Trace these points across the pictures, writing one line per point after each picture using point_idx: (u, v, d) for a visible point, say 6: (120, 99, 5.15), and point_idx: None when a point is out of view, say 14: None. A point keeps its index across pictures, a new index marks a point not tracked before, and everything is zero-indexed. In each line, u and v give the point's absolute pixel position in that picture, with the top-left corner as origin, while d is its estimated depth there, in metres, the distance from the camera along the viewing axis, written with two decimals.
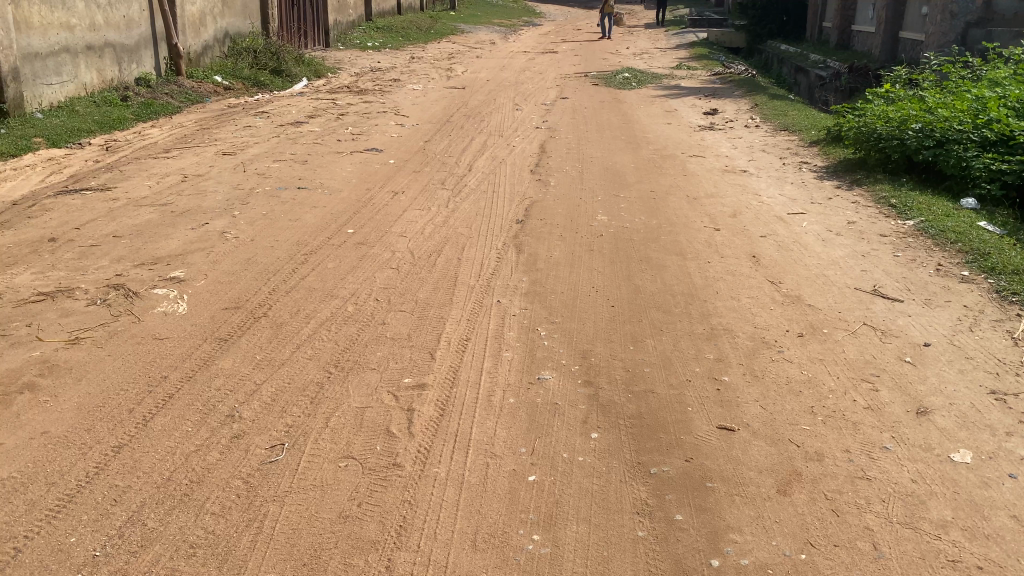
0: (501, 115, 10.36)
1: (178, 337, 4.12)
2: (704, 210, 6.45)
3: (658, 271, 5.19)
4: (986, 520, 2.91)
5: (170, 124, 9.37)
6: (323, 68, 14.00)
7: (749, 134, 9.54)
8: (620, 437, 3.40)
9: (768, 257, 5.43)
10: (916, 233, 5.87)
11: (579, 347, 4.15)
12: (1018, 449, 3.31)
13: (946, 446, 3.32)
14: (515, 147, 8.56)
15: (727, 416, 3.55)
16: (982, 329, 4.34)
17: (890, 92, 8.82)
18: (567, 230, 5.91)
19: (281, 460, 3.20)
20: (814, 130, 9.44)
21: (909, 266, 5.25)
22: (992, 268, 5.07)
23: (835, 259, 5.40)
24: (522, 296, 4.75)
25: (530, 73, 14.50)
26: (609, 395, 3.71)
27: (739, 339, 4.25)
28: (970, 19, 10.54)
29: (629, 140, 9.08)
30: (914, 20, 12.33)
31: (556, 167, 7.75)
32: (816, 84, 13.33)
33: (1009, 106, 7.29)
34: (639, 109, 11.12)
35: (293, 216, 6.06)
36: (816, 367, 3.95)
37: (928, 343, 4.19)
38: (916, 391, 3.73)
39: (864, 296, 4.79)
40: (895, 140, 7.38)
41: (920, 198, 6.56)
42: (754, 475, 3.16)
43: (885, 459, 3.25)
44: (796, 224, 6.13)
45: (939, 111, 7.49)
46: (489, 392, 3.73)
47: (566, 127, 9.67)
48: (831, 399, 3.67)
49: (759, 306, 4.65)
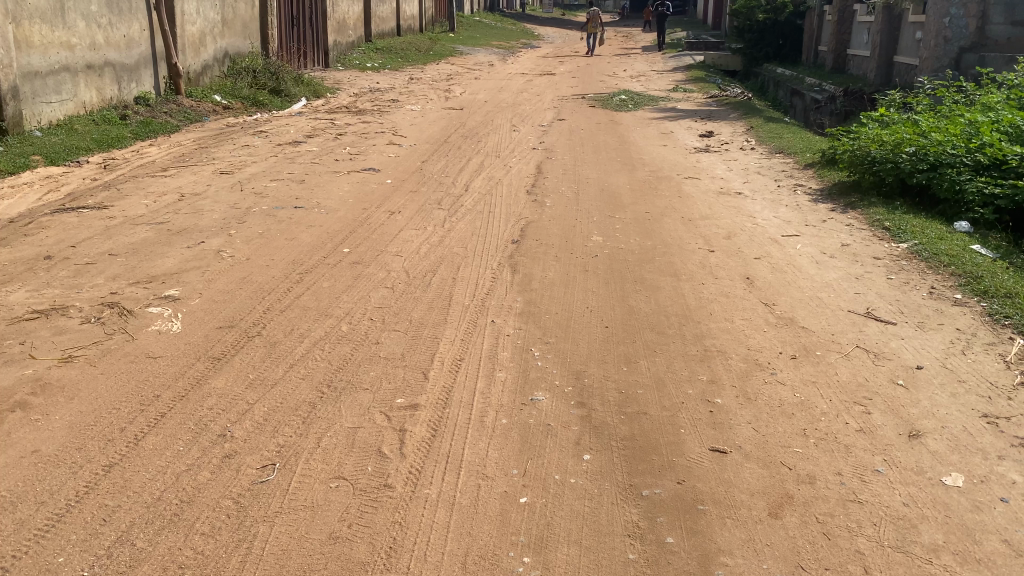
0: (498, 136, 10.43)
1: (171, 356, 4.12)
2: (698, 231, 6.48)
3: (653, 291, 5.21)
4: (978, 544, 2.90)
5: (168, 143, 9.41)
6: (322, 87, 14.10)
7: (744, 156, 9.61)
8: (612, 458, 3.40)
9: (761, 278, 5.45)
10: (909, 256, 5.89)
11: (572, 368, 4.16)
12: (1010, 472, 3.31)
13: (938, 470, 3.32)
14: (512, 167, 8.61)
15: (719, 438, 3.54)
16: (975, 352, 4.35)
17: (883, 116, 8.85)
18: (562, 251, 5.93)
19: (272, 480, 3.19)
20: (809, 152, 9.51)
21: (902, 288, 5.28)
22: (984, 291, 5.10)
23: (829, 281, 5.42)
24: (516, 316, 4.77)
25: (527, 95, 14.60)
26: (602, 416, 3.71)
27: (732, 360, 4.26)
28: (964, 44, 10.64)
29: (625, 161, 9.14)
30: (909, 45, 12.45)
31: (551, 187, 7.79)
32: (811, 107, 13.42)
33: (1002, 130, 7.34)
34: (635, 131, 11.20)
35: (289, 235, 6.07)
36: (809, 390, 3.95)
37: (921, 366, 4.20)
38: (908, 414, 3.74)
39: (858, 319, 4.81)
40: (889, 163, 7.42)
41: (914, 221, 6.59)
42: (746, 497, 3.15)
43: (877, 482, 3.24)
44: (790, 246, 6.17)
45: (933, 135, 7.55)
46: (481, 413, 3.72)
47: (563, 149, 9.73)
48: (823, 422, 3.67)
49: (753, 328, 4.65)
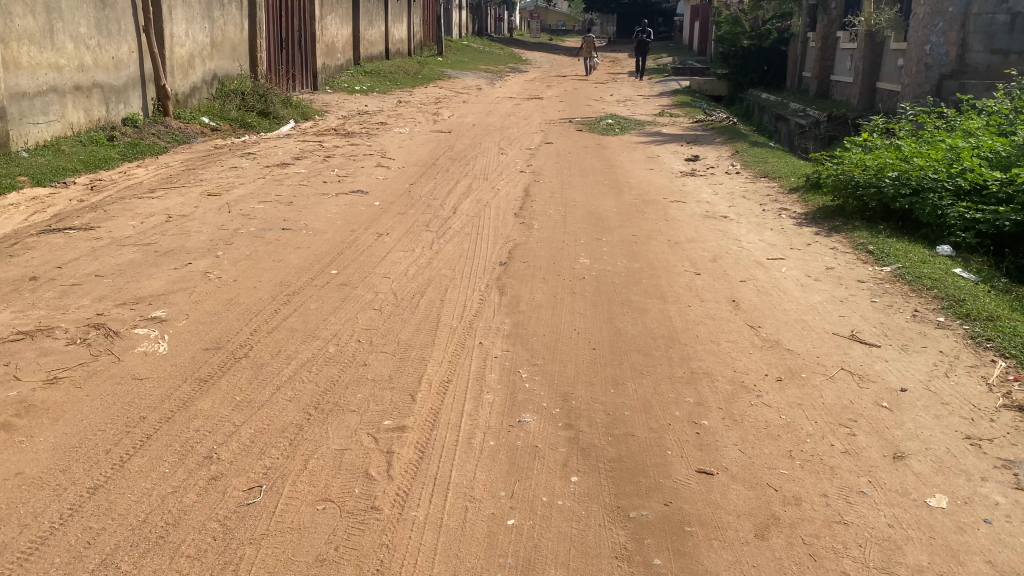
0: (486, 159, 10.49)
1: (157, 377, 4.11)
2: (685, 254, 6.53)
3: (640, 313, 5.24)
4: (962, 565, 2.92)
5: (156, 164, 9.41)
6: (311, 110, 14.14)
7: (730, 180, 9.70)
8: (600, 481, 3.40)
9: (747, 300, 5.50)
10: (893, 279, 5.96)
11: (560, 390, 4.17)
12: (993, 493, 3.34)
13: (922, 491, 3.34)
14: (500, 190, 8.66)
15: (706, 460, 3.56)
16: (958, 374, 4.39)
17: (866, 141, 8.97)
18: (550, 273, 5.96)
19: (258, 502, 3.18)
20: (794, 177, 9.61)
21: (886, 311, 5.34)
22: (967, 314, 5.16)
23: (813, 304, 5.48)
24: (504, 338, 4.78)
25: (515, 118, 14.71)
26: (589, 438, 3.72)
27: (718, 382, 4.28)
28: (944, 71, 10.82)
29: (612, 184, 9.20)
30: (891, 71, 12.64)
31: (539, 210, 7.84)
32: (796, 133, 13.59)
33: (982, 156, 7.45)
34: (622, 155, 11.28)
35: (276, 257, 6.07)
36: (794, 412, 3.98)
37: (905, 389, 4.23)
38: (893, 435, 3.77)
39: (842, 341, 4.85)
40: (872, 187, 7.50)
41: (897, 245, 6.67)
42: (733, 519, 3.16)
43: (862, 503, 3.26)
44: (775, 269, 6.23)
45: (915, 160, 7.64)
46: (469, 434, 3.73)
47: (550, 172, 9.79)
48: (809, 444, 3.69)
49: (739, 350, 4.69)
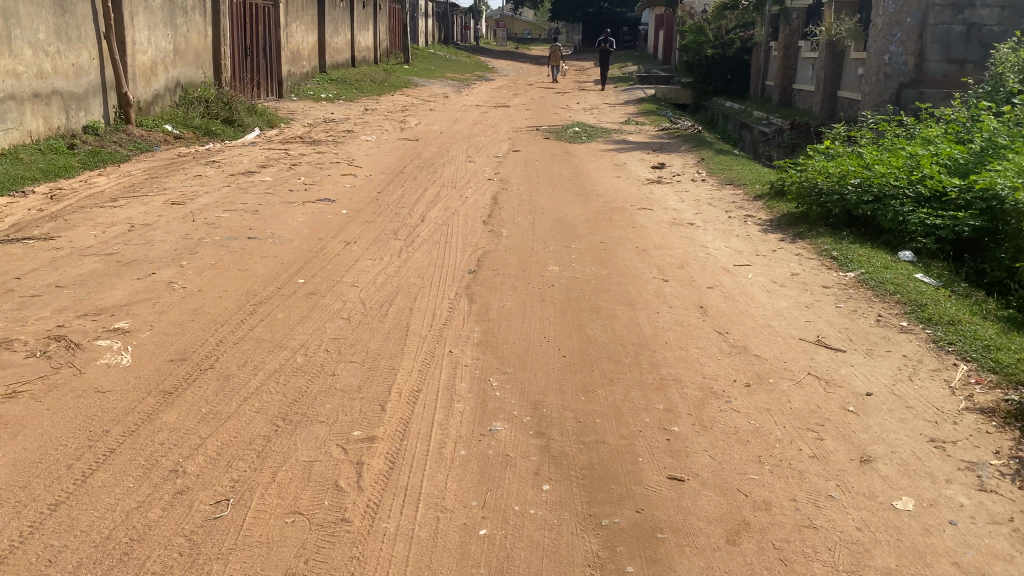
0: (453, 167, 10.48)
1: (121, 390, 4.02)
2: (653, 261, 6.57)
3: (609, 321, 5.25)
4: (929, 567, 2.96)
5: (118, 173, 9.26)
6: (276, 118, 14.03)
7: (696, 188, 9.79)
8: (571, 489, 3.40)
9: (714, 306, 5.55)
10: (856, 284, 6.05)
11: (531, 398, 4.16)
12: (957, 495, 3.39)
13: (889, 494, 3.39)
14: (468, 198, 8.65)
15: (677, 466, 3.57)
16: (921, 378, 4.46)
17: (829, 149, 9.11)
18: (520, 281, 5.96)
19: (226, 516, 3.12)
20: (759, 184, 9.73)
21: (850, 315, 5.42)
22: (929, 318, 5.25)
23: (779, 309, 5.54)
24: (474, 346, 4.77)
25: (482, 126, 14.72)
26: (560, 446, 3.72)
27: (687, 388, 4.31)
28: (903, 80, 11.00)
29: (580, 192, 9.24)
30: (852, 81, 12.86)
31: (508, 218, 7.85)
32: (760, 141, 13.77)
33: (941, 163, 7.59)
34: (589, 163, 11.34)
35: (242, 267, 6.00)
36: (762, 417, 4.01)
37: (870, 393, 4.29)
38: (859, 439, 3.81)
39: (808, 346, 4.91)
40: (835, 194, 7.62)
41: (860, 251, 6.77)
42: (704, 525, 3.18)
43: (831, 507, 3.30)
44: (742, 275, 6.29)
45: (876, 167, 7.77)
46: (440, 444, 3.70)
47: (518, 179, 9.81)
48: (777, 448, 3.72)
49: (708, 356, 4.73)
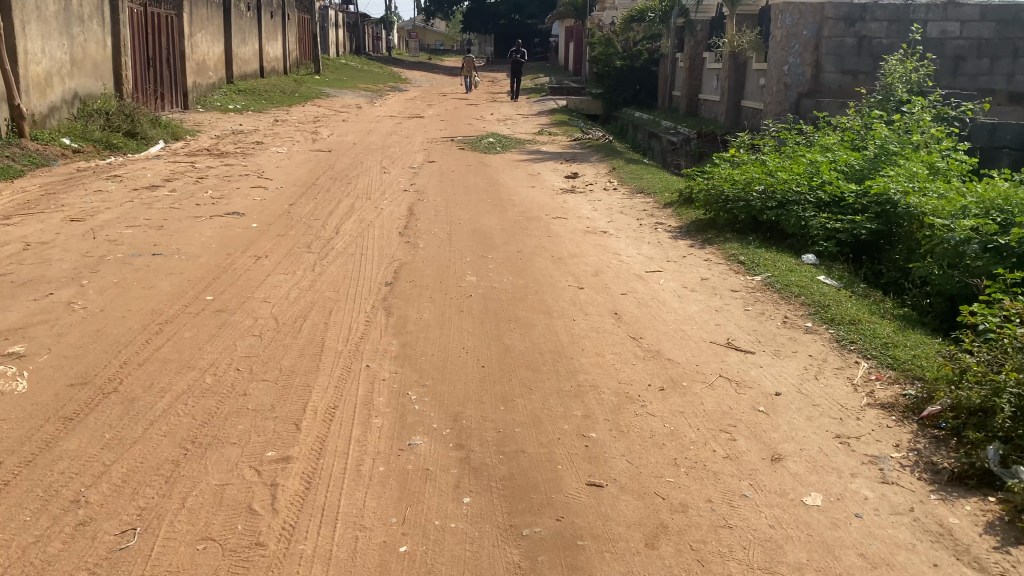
0: (367, 178, 10.36)
1: (15, 419, 3.81)
2: (568, 270, 6.63)
3: (526, 330, 5.27)
4: (837, 560, 3.06)
5: (11, 189, 8.81)
6: (181, 130, 13.60)
7: (609, 196, 9.94)
8: (492, 500, 3.39)
9: (629, 312, 5.64)
10: (763, 287, 6.25)
11: (449, 411, 4.13)
12: (862, 488, 3.52)
13: (799, 491, 3.50)
14: (382, 209, 8.56)
15: (596, 472, 3.61)
16: (826, 376, 4.64)
17: (734, 157, 9.39)
18: (436, 292, 5.92)
19: (133, 546, 2.99)
20: (669, 191, 9.96)
21: (758, 318, 5.59)
22: (832, 318, 5.46)
23: (691, 313, 5.67)
24: (391, 360, 4.71)
25: (396, 137, 14.62)
26: (480, 457, 3.70)
27: (604, 394, 4.35)
28: (801, 90, 11.39)
29: (495, 202, 9.26)
30: (754, 91, 13.31)
31: (423, 229, 7.80)
32: (669, 150, 14.11)
33: (839, 169, 7.91)
34: (504, 173, 11.39)
35: (146, 285, 5.77)
36: (677, 420, 4.09)
37: (779, 392, 4.43)
38: (769, 438, 3.93)
39: (719, 349, 5.03)
40: (741, 201, 7.85)
41: (766, 255, 7.00)
42: (623, 530, 3.21)
43: (744, 506, 3.38)
44: (654, 281, 6.42)
45: (779, 174, 8.04)
46: (358, 461, 3.64)
47: (433, 190, 9.77)
48: (692, 450, 3.80)
49: (623, 361, 4.79)
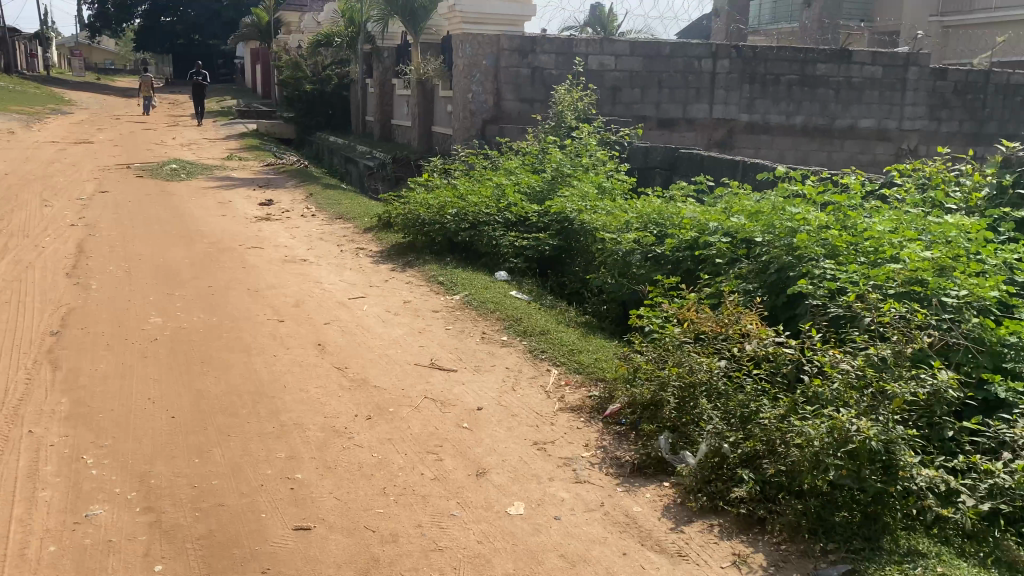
0: (25, 213, 9.16)
1: None
2: (266, 302, 6.36)
3: (222, 371, 4.95)
4: (541, 564, 3.17)
5: None
6: None
7: (306, 223, 9.72)
8: (187, 564, 3.11)
9: (332, 342, 5.53)
10: (462, 306, 6.47)
11: (135, 471, 3.74)
12: (560, 490, 3.69)
13: (503, 502, 3.60)
14: (45, 249, 7.59)
15: (303, 515, 3.46)
16: (523, 387, 4.88)
17: (427, 180, 9.61)
18: (116, 339, 5.37)
19: None
20: (367, 216, 9.98)
21: (458, 336, 5.76)
22: (525, 331, 5.79)
23: (394, 337, 5.70)
24: (61, 421, 4.17)
25: (60, 166, 13.12)
26: (173, 518, 3.39)
27: (309, 431, 4.21)
28: (486, 117, 11.46)
29: (181, 234, 8.64)
30: (443, 117, 13.74)
31: (97, 268, 7.04)
32: (365, 174, 14.17)
33: (523, 190, 8.40)
34: (190, 202, 10.69)
35: None
36: (384, 447, 4.07)
37: (481, 407, 4.57)
38: (474, 454, 4.02)
39: (423, 370, 5.10)
40: (436, 223, 8.07)
41: (463, 275, 7.26)
42: (333, 571, 3.11)
43: (453, 526, 3.41)
44: (356, 307, 6.36)
45: (469, 197, 8.32)
46: (21, 545, 3.17)
47: (107, 224, 8.88)
48: (401, 477, 3.79)
49: (328, 394, 4.68)
